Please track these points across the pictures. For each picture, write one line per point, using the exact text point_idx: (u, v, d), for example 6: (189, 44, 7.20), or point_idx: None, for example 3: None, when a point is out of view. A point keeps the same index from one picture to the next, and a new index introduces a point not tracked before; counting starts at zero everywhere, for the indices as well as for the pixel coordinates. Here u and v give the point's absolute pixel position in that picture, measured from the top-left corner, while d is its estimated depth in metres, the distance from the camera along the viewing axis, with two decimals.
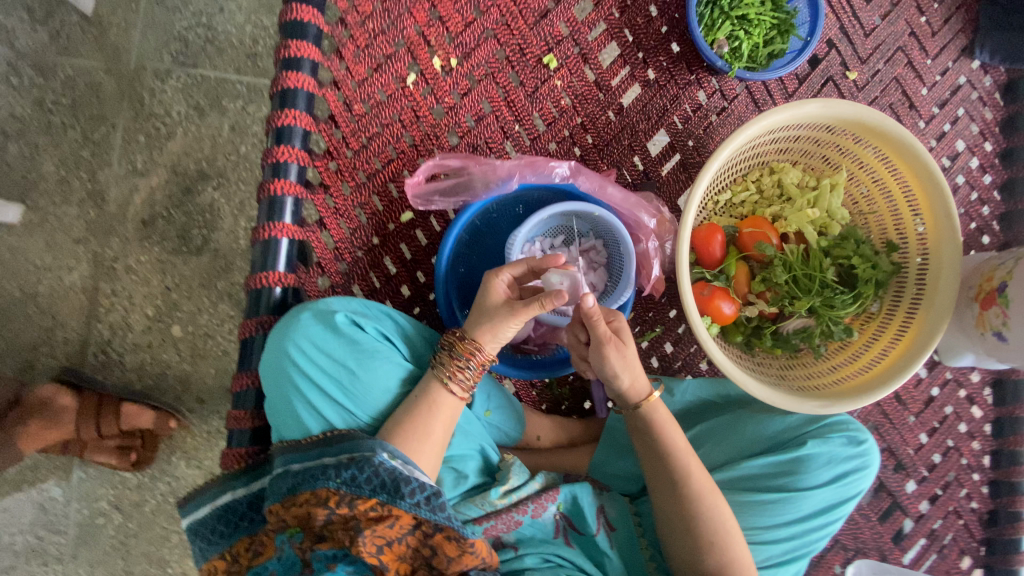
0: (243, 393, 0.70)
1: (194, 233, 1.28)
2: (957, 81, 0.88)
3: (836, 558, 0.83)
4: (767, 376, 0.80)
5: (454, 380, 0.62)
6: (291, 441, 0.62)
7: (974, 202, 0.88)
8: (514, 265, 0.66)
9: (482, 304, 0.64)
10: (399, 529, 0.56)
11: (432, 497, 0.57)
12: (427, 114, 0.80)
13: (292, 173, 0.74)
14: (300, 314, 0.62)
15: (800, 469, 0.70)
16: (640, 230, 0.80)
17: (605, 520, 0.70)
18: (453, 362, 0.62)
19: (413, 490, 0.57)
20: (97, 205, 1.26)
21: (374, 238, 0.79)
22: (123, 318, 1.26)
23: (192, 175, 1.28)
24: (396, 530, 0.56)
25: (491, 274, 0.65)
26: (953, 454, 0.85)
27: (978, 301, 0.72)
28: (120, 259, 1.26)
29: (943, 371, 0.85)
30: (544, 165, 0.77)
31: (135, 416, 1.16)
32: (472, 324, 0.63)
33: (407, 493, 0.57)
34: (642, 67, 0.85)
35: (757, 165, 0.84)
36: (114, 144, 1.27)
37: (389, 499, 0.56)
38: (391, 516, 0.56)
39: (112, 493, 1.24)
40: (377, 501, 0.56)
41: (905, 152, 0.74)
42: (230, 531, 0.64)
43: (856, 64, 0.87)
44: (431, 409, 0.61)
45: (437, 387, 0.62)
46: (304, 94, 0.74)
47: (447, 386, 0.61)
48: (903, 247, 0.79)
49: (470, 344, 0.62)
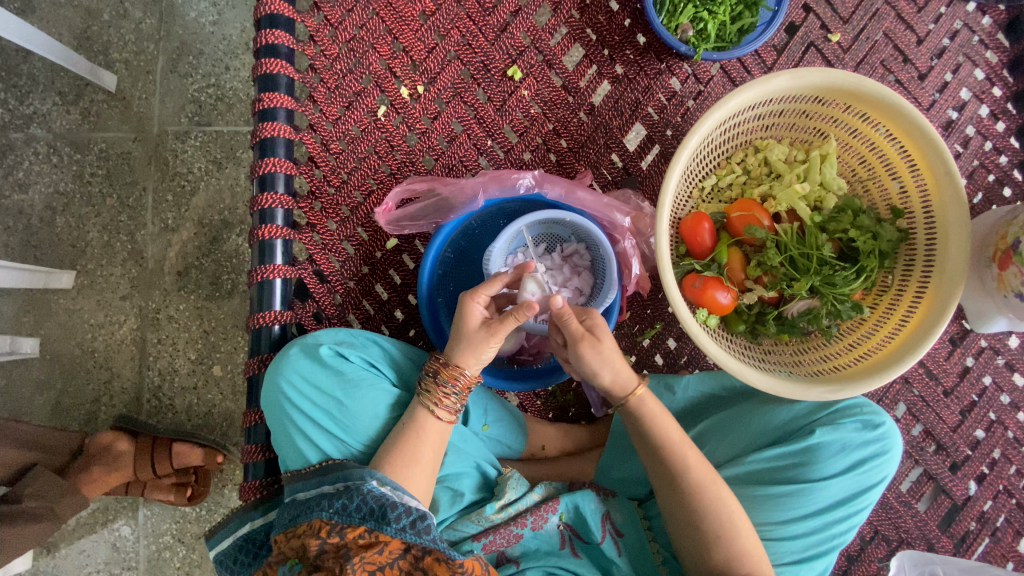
0: (254, 428, 0.76)
1: (224, 278, 1.37)
2: (953, 26, 0.82)
3: (877, 551, 0.77)
4: (776, 364, 0.76)
5: (441, 406, 0.67)
6: (295, 471, 0.68)
7: (989, 152, 0.82)
8: (487, 284, 0.68)
9: (461, 329, 0.67)
10: (388, 553, 0.59)
11: (417, 521, 0.61)
12: (401, 142, 0.83)
13: (278, 217, 0.78)
14: (289, 350, 0.70)
15: (812, 458, 0.67)
16: (615, 229, 0.80)
17: (611, 526, 0.72)
18: (438, 389, 0.67)
19: (400, 514, 0.61)
20: (137, 262, 1.37)
21: (363, 267, 0.82)
22: (169, 364, 1.36)
23: (216, 225, 1.37)
24: (386, 556, 0.59)
25: (466, 299, 0.67)
26: (998, 428, 0.77)
27: (995, 262, 0.68)
28: (162, 310, 1.37)
29: (976, 339, 0.78)
30: (509, 178, 0.78)
31: (185, 454, 1.25)
32: (454, 351, 0.68)
33: (394, 518, 0.61)
34: (609, 64, 0.84)
35: (741, 146, 0.81)
36: (147, 205, 1.38)
37: (376, 526, 0.60)
38: (380, 542, 0.59)
39: (175, 527, 1.34)
40: (366, 529, 0.60)
41: (892, 112, 0.69)
42: (250, 559, 0.69)
43: (837, 25, 0.83)
44: (418, 435, 0.67)
45: (425, 413, 0.67)
46: (282, 141, 0.79)
47: (432, 412, 0.67)
48: (908, 211, 0.74)
49: (453, 369, 0.67)
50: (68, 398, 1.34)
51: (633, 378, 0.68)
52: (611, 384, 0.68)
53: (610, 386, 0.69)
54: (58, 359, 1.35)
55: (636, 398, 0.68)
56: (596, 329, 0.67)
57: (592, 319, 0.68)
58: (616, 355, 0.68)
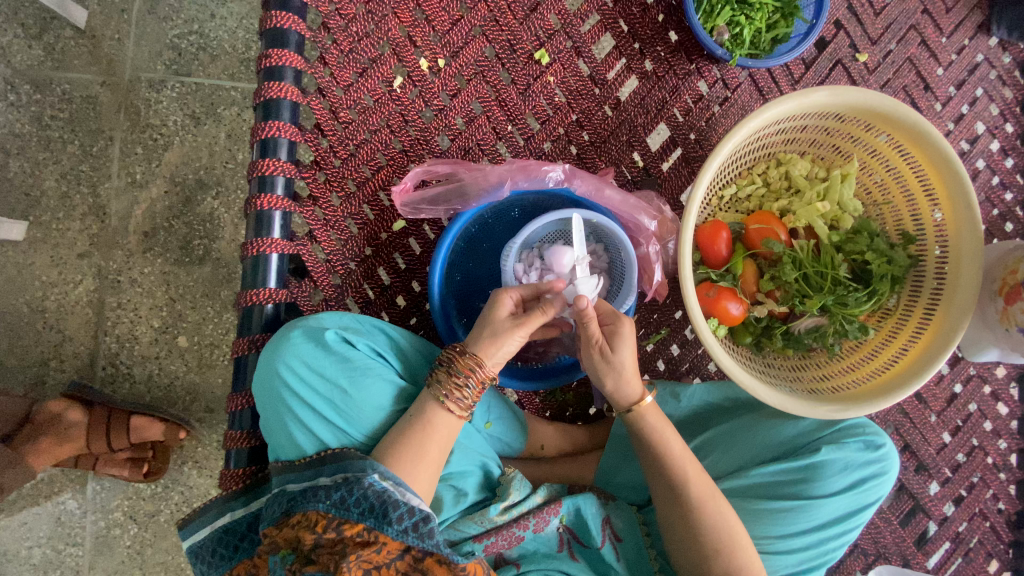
0: (238, 414, 0.71)
1: (195, 243, 1.27)
2: (974, 59, 0.84)
3: (856, 563, 0.80)
4: (779, 377, 0.76)
5: (452, 399, 0.64)
6: (287, 462, 0.64)
7: (996, 187, 0.85)
8: (520, 288, 0.67)
9: (485, 319, 0.66)
10: (387, 554, 0.56)
11: (420, 523, 0.58)
12: (416, 118, 0.77)
13: (279, 186, 0.72)
14: (290, 332, 0.65)
15: (814, 476, 0.68)
16: (640, 232, 0.77)
17: (610, 531, 0.72)
18: (450, 381, 0.64)
19: (402, 515, 0.57)
20: (99, 219, 1.26)
21: (366, 248, 0.77)
22: (128, 331, 1.26)
23: (191, 185, 1.27)
24: (384, 556, 0.56)
25: (499, 292, 0.66)
26: (978, 454, 0.81)
27: (1001, 296, 0.70)
28: (125, 272, 1.27)
29: (966, 367, 0.81)
30: (537, 170, 0.75)
31: (144, 428, 1.16)
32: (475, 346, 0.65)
33: (395, 518, 0.57)
34: (639, 58, 0.81)
35: (763, 157, 0.80)
36: (113, 156, 1.26)
37: (376, 525, 0.57)
38: (378, 542, 0.56)
39: (127, 504, 1.26)
40: (365, 526, 0.56)
41: (919, 138, 0.69)
42: (230, 553, 0.65)
43: (866, 45, 0.83)
44: (427, 431, 0.63)
45: (434, 406, 0.64)
46: (288, 104, 0.72)
47: (443, 405, 0.64)
48: (920, 240, 0.75)
49: (469, 360, 0.64)
50: (12, 360, 1.23)
51: (641, 389, 0.68)
52: (614, 391, 0.68)
53: (616, 392, 0.68)
54: (3, 317, 1.23)
55: (637, 411, 0.67)
56: (613, 337, 0.66)
57: (615, 327, 0.66)
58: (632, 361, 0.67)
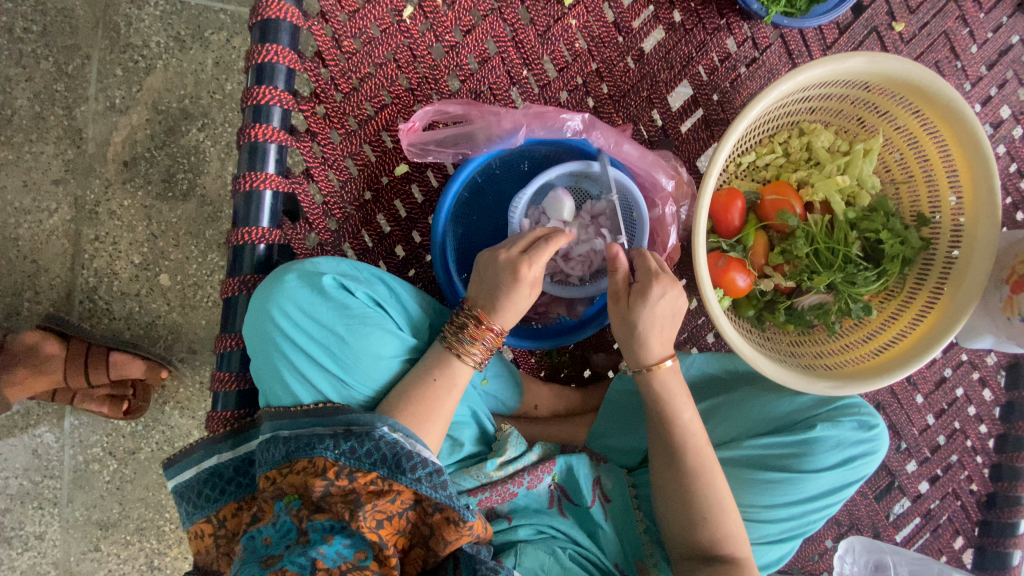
0: (227, 354, 0.68)
1: (179, 176, 1.20)
2: (1009, 40, 0.80)
3: (829, 533, 0.83)
4: (776, 351, 0.75)
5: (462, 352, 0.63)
6: (278, 408, 0.63)
7: (1013, 175, 0.83)
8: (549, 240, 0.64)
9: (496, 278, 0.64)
10: (399, 504, 0.56)
11: (434, 475, 0.57)
12: (425, 54, 0.72)
13: (275, 117, 0.67)
14: (285, 276, 0.62)
15: (806, 451, 0.69)
16: (656, 192, 0.74)
17: (599, 491, 0.73)
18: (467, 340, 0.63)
19: (415, 465, 0.57)
20: (75, 143, 1.18)
21: (366, 192, 0.73)
22: (107, 266, 1.21)
23: (174, 114, 1.19)
24: (397, 506, 0.56)
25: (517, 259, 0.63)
26: (958, 436, 0.83)
27: (1008, 284, 0.69)
28: (103, 203, 1.20)
29: (958, 353, 0.82)
30: (555, 118, 0.69)
31: (124, 366, 1.14)
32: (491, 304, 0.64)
33: (409, 468, 0.56)
34: (667, 8, 0.76)
35: (786, 125, 0.77)
36: (90, 77, 1.17)
37: (390, 475, 0.56)
38: (393, 491, 0.56)
39: (106, 440, 1.24)
40: (378, 475, 0.56)
41: (950, 115, 0.67)
42: (215, 495, 0.64)
43: (903, 14, 0.78)
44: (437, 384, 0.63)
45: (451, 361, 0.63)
46: (288, 27, 0.66)
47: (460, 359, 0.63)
48: (934, 222, 0.73)
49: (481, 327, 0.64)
50: None
51: (662, 351, 0.67)
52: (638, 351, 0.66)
53: (639, 353, 0.67)
54: None
55: (658, 371, 0.66)
56: (638, 296, 0.64)
57: (645, 287, 0.64)
58: (654, 323, 0.65)
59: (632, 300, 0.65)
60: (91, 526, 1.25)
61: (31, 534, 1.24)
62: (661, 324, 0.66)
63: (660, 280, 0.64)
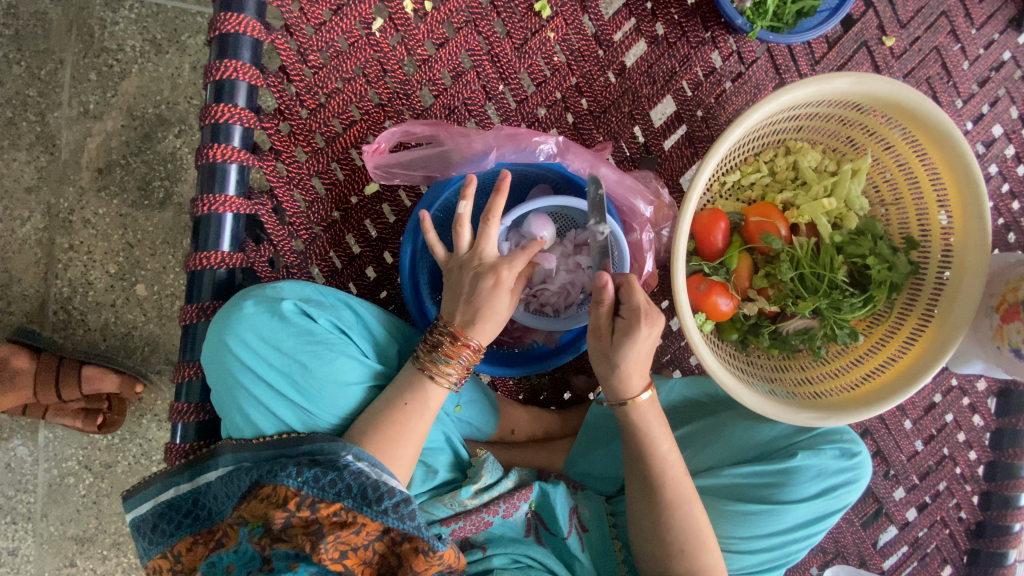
0: (186, 385, 0.65)
1: (155, 184, 1.17)
2: (1001, 56, 0.77)
3: (814, 561, 0.81)
4: (757, 378, 0.72)
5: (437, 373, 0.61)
6: (240, 440, 0.61)
7: (1005, 195, 0.80)
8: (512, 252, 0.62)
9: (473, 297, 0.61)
10: (365, 535, 0.53)
11: (401, 505, 0.54)
12: (396, 68, 0.69)
13: (235, 136, 0.64)
14: (244, 303, 0.60)
15: (786, 481, 0.67)
16: (634, 218, 0.71)
17: (577, 520, 0.71)
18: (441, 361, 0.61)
19: (382, 496, 0.54)
20: (48, 150, 1.15)
21: (334, 212, 0.70)
22: (81, 276, 1.18)
23: (150, 121, 1.16)
24: (362, 537, 0.53)
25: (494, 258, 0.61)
26: (947, 463, 0.81)
27: (999, 313, 0.66)
28: (77, 212, 1.17)
29: (948, 378, 0.79)
30: (527, 140, 0.66)
31: (98, 380, 1.11)
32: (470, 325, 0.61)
33: (375, 500, 0.54)
34: (650, 20, 0.73)
35: (772, 144, 0.74)
36: (63, 81, 1.14)
37: (355, 506, 0.53)
38: (357, 523, 0.53)
39: (81, 453, 1.21)
40: (342, 506, 0.53)
41: (939, 138, 0.64)
42: (172, 530, 0.61)
43: (894, 28, 0.75)
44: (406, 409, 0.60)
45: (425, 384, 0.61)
46: (249, 41, 0.63)
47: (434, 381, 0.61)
48: (924, 246, 0.71)
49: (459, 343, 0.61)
50: None
51: (639, 385, 0.64)
52: (612, 383, 0.64)
53: (613, 385, 0.64)
54: None
55: (632, 406, 0.64)
56: (625, 335, 0.61)
57: (632, 326, 0.60)
58: (636, 362, 0.62)
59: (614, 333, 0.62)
60: (67, 541, 1.22)
61: (5, 550, 1.22)
62: (642, 360, 0.63)
63: (645, 318, 0.60)
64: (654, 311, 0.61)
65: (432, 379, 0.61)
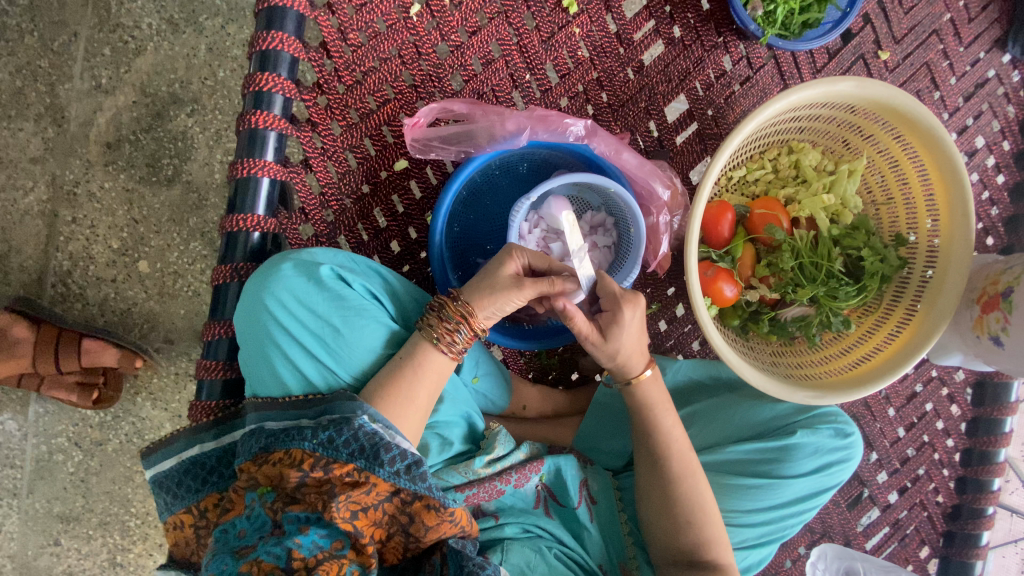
0: (214, 342, 0.68)
1: (164, 162, 1.17)
2: (986, 73, 0.84)
3: (802, 540, 0.85)
4: (757, 360, 0.78)
5: (443, 342, 0.62)
6: (266, 399, 0.61)
7: (985, 202, 0.87)
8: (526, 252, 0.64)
9: (486, 274, 0.63)
10: (375, 495, 0.54)
11: (412, 467, 0.55)
12: (430, 52, 0.72)
13: (276, 105, 0.66)
14: (281, 265, 0.62)
15: (786, 457, 0.71)
16: (652, 201, 0.75)
17: (586, 492, 0.73)
18: (442, 326, 0.61)
19: (393, 458, 0.55)
20: (56, 122, 1.15)
21: (364, 185, 0.73)
22: (83, 250, 1.17)
23: (163, 98, 1.16)
24: (373, 497, 0.54)
25: (508, 252, 0.64)
26: (927, 449, 0.86)
27: (979, 304, 0.72)
28: (82, 185, 1.16)
29: (929, 369, 0.85)
30: (558, 122, 0.70)
31: (98, 353, 1.10)
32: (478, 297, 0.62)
33: (387, 461, 0.55)
34: (668, 23, 0.78)
35: (776, 144, 0.80)
36: (76, 55, 1.14)
37: (367, 466, 0.54)
38: (368, 483, 0.54)
39: (72, 430, 1.19)
40: (354, 467, 0.54)
41: (930, 142, 0.70)
42: (197, 486, 0.62)
43: (889, 43, 0.82)
44: (417, 372, 0.61)
45: (427, 348, 0.62)
46: (294, 15, 0.66)
47: (436, 347, 0.61)
48: (911, 242, 0.77)
49: (460, 307, 0.62)
50: None
51: (643, 362, 0.68)
52: (612, 367, 0.68)
53: (613, 369, 0.68)
54: None
55: (637, 383, 0.68)
56: (612, 324, 0.64)
57: (613, 313, 0.64)
58: (633, 345, 0.66)
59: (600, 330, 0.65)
60: (53, 519, 1.20)
61: None
62: (639, 343, 0.67)
63: (626, 301, 0.64)
64: (632, 294, 0.65)
65: (433, 343, 0.62)
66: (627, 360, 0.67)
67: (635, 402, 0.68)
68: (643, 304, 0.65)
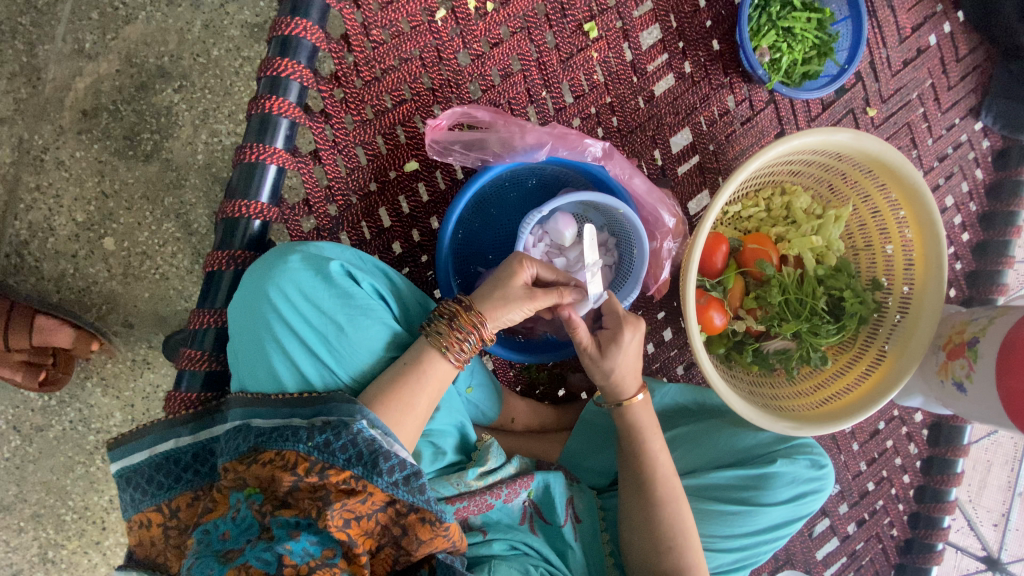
0: (201, 331, 0.64)
1: (143, 136, 1.11)
2: (959, 138, 0.92)
3: (766, 566, 0.88)
4: (739, 389, 0.81)
5: (452, 351, 0.61)
6: (257, 394, 0.59)
7: (950, 256, 0.94)
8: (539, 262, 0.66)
9: (500, 282, 0.63)
10: (370, 505, 0.52)
11: (412, 478, 0.54)
12: (451, 58, 0.72)
13: (292, 92, 0.64)
14: (288, 256, 0.60)
15: (764, 485, 0.74)
16: (658, 227, 0.78)
17: (572, 510, 0.73)
18: (452, 334, 0.60)
19: (392, 468, 0.53)
20: (30, 82, 1.08)
21: (372, 183, 0.72)
22: (44, 220, 1.09)
23: (149, 70, 1.10)
24: (367, 507, 0.52)
25: (520, 260, 0.65)
26: (885, 484, 0.91)
27: (945, 351, 0.77)
28: (51, 151, 1.09)
29: (892, 408, 0.90)
30: (578, 142, 0.73)
31: (52, 332, 1.01)
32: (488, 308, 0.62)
33: (386, 470, 0.53)
34: (680, 58, 0.81)
35: (770, 184, 0.84)
36: (60, 15, 1.07)
37: (364, 474, 0.53)
38: (365, 492, 0.52)
39: (11, 412, 1.10)
40: (351, 475, 0.52)
41: (913, 196, 0.75)
42: (169, 483, 0.59)
43: (877, 101, 0.88)
44: (421, 378, 0.59)
45: (434, 355, 0.60)
46: (320, 5, 0.65)
47: (444, 355, 0.60)
48: (886, 287, 0.82)
49: (473, 317, 0.61)
50: None
51: (635, 386, 0.69)
52: (606, 388, 0.69)
53: (607, 388, 0.69)
54: None
55: (630, 406, 0.69)
56: (609, 342, 0.67)
57: (615, 333, 0.66)
58: (628, 366, 0.68)
59: (599, 345, 0.67)
60: None
61: None
62: (634, 366, 0.69)
63: (630, 323, 0.67)
64: (635, 318, 0.68)
65: (441, 351, 0.60)
66: (624, 380, 0.68)
67: (626, 424, 0.70)
68: (644, 327, 0.68)
